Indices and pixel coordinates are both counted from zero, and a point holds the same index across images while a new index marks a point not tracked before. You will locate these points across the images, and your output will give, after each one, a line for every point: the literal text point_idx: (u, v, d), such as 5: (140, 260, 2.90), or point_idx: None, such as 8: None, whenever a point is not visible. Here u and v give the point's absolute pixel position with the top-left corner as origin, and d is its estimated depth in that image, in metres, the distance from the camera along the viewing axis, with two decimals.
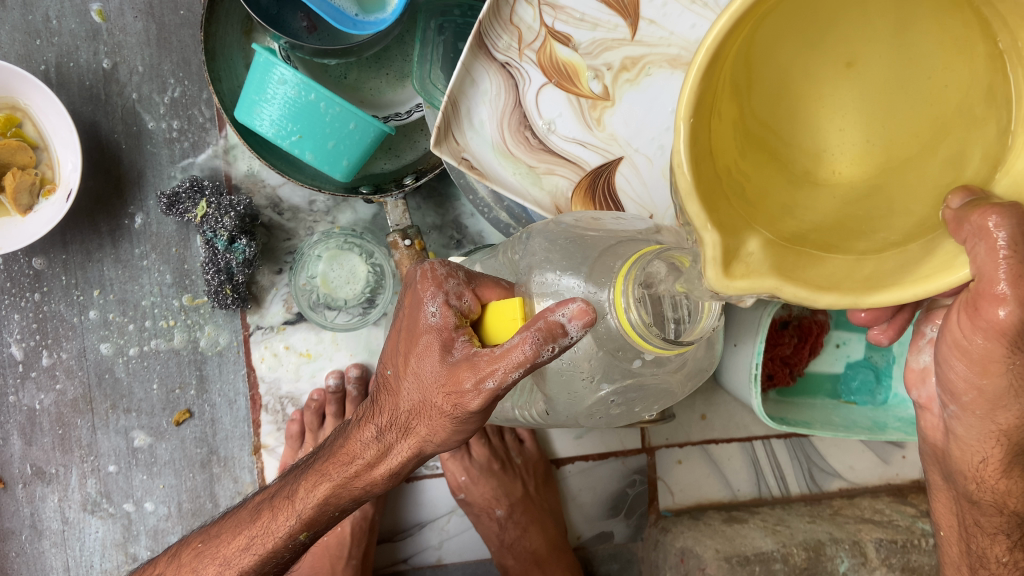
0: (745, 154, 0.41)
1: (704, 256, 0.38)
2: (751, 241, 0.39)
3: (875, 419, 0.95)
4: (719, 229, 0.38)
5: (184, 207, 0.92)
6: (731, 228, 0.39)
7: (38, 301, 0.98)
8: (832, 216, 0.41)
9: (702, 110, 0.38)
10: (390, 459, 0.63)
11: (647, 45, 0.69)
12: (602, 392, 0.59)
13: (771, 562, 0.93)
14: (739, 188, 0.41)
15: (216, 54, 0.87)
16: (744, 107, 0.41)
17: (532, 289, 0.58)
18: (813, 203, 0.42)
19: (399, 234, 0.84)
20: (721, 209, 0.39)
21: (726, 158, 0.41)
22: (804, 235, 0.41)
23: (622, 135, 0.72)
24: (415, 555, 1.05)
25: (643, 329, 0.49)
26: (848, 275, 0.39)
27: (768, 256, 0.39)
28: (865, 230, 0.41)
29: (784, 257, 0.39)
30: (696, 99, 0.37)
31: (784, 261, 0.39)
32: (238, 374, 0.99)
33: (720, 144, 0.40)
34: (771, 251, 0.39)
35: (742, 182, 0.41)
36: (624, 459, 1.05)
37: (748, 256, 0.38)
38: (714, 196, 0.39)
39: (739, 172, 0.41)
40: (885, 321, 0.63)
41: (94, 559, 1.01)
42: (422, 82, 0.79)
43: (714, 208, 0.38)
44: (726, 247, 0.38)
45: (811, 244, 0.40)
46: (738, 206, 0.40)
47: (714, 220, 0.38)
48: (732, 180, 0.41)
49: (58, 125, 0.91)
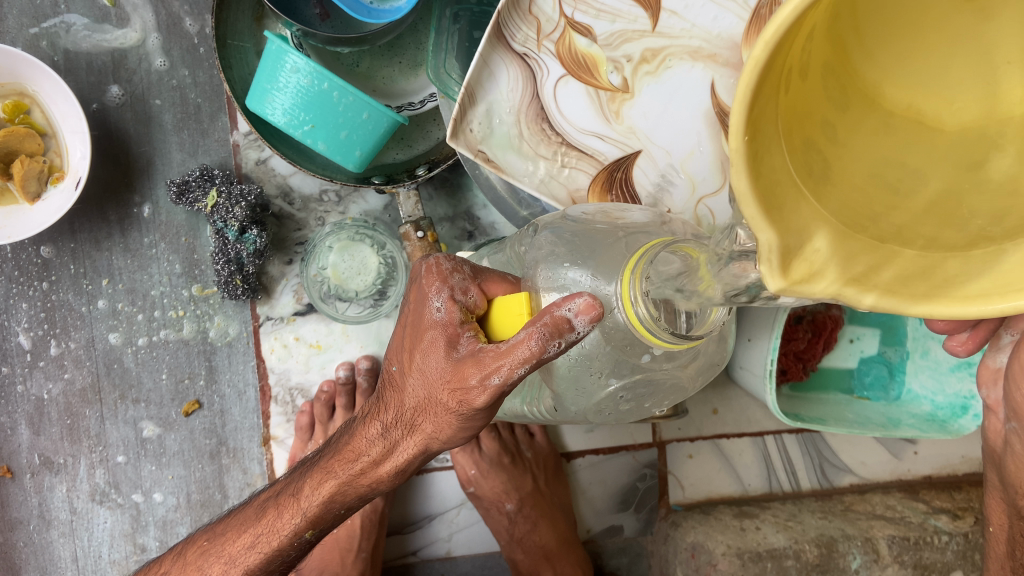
0: (816, 112, 0.34)
1: (760, 255, 0.32)
2: (818, 235, 0.33)
3: (888, 415, 0.93)
4: (782, 230, 0.32)
5: (193, 196, 0.90)
6: (795, 218, 0.32)
7: (46, 290, 0.97)
8: (906, 186, 0.35)
9: (770, 87, 0.30)
10: (395, 456, 0.62)
11: (668, 37, 0.67)
12: (611, 388, 0.57)
13: (783, 559, 0.94)
14: (815, 149, 0.34)
15: (227, 41, 0.85)
16: (819, 53, 0.34)
17: (540, 283, 0.55)
18: (889, 166, 0.35)
19: (411, 225, 0.83)
20: (787, 197, 0.32)
21: (795, 126, 0.33)
22: (877, 213, 0.35)
23: (641, 128, 0.70)
24: (424, 547, 1.05)
25: (651, 323, 0.46)
26: (923, 274, 0.33)
27: (834, 254, 0.33)
28: (945, 208, 0.34)
29: (852, 251, 0.34)
30: (764, 84, 0.29)
31: (851, 258, 0.33)
32: (247, 365, 0.98)
33: (791, 106, 0.33)
34: (839, 242, 0.33)
35: (816, 143, 0.34)
36: (635, 454, 1.04)
37: (813, 254, 0.33)
38: (781, 183, 0.32)
39: (810, 135, 0.34)
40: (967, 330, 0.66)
41: (103, 550, 1.01)
42: (437, 72, 0.78)
43: (780, 197, 0.32)
44: (785, 246, 0.32)
45: (885, 227, 0.34)
46: (810, 180, 0.33)
47: (778, 218, 0.32)
48: (809, 143, 0.34)
49: (67, 112, 0.90)
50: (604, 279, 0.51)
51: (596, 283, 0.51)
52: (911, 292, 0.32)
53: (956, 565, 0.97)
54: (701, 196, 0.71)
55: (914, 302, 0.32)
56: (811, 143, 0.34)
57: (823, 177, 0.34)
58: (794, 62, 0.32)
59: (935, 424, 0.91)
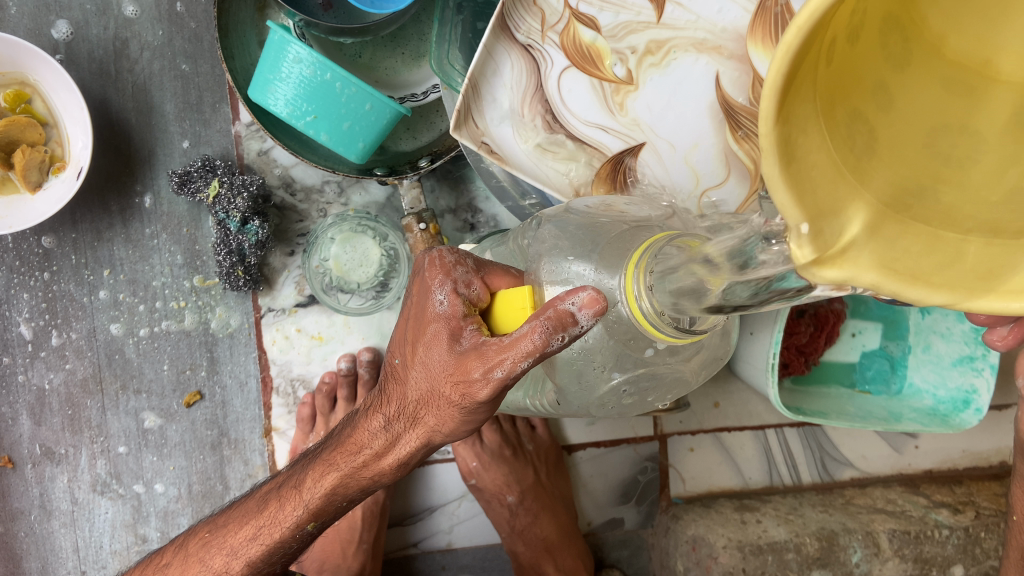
0: (863, 80, 0.34)
1: (791, 237, 0.31)
2: (854, 219, 0.32)
3: (890, 409, 0.93)
4: (816, 216, 0.31)
5: (195, 186, 0.90)
6: (831, 202, 0.31)
7: (47, 280, 0.97)
8: (957, 162, 0.34)
9: (810, 66, 0.30)
10: (398, 449, 0.62)
11: (673, 29, 0.67)
12: (614, 382, 0.56)
13: (784, 552, 0.93)
14: (859, 122, 0.34)
15: (229, 31, 0.85)
16: (872, 16, 0.33)
17: (542, 276, 0.55)
18: (939, 136, 0.34)
19: (413, 217, 0.83)
20: (824, 179, 0.32)
21: (838, 100, 0.33)
22: (925, 188, 0.33)
23: (645, 121, 0.69)
24: (425, 539, 1.05)
25: (656, 317, 0.47)
26: (964, 259, 0.32)
27: (873, 238, 0.32)
28: (988, 185, 0.33)
29: (892, 233, 0.32)
30: (802, 63, 0.28)
31: (891, 243, 0.32)
32: (249, 356, 0.98)
33: (835, 76, 0.32)
34: (878, 224, 0.32)
35: (864, 117, 0.34)
36: (636, 446, 1.05)
37: (850, 238, 0.32)
38: (820, 164, 0.31)
39: (853, 108, 0.34)
40: (1003, 325, 0.67)
41: (104, 540, 1.01)
42: (439, 61, 0.77)
43: (815, 180, 0.31)
44: (818, 229, 0.31)
45: (931, 208, 0.33)
46: (848, 157, 0.33)
47: (813, 204, 0.31)
48: (854, 114, 0.34)
49: (68, 102, 0.89)
50: (607, 272, 0.51)
51: (600, 277, 0.51)
52: (948, 283, 0.31)
53: (957, 558, 0.97)
54: (706, 189, 0.71)
55: (955, 296, 0.31)
56: (857, 116, 0.34)
57: (867, 153, 0.33)
58: (842, 34, 0.31)
59: (937, 418, 0.91)
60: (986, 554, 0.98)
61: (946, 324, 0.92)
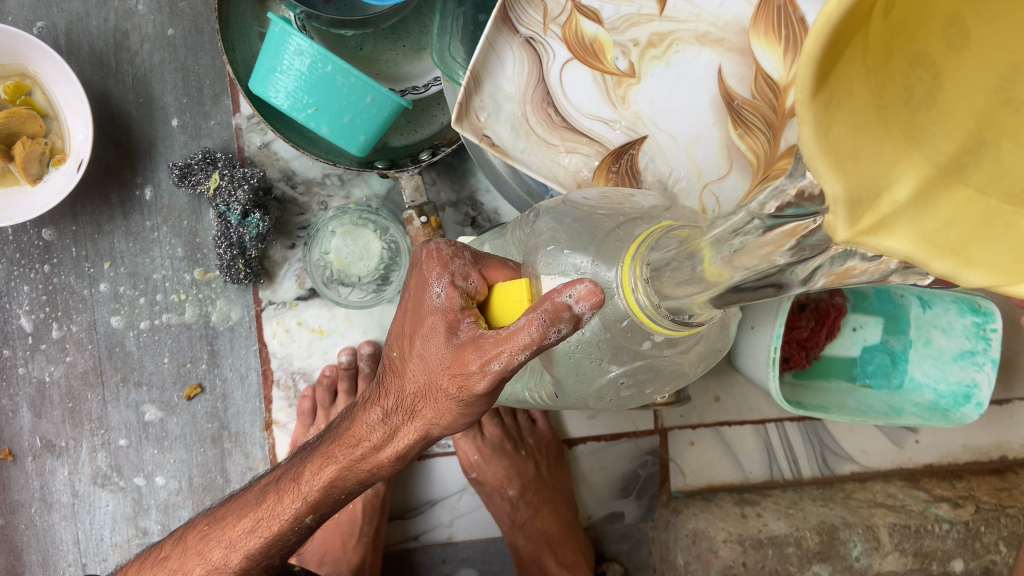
0: (933, 15, 0.27)
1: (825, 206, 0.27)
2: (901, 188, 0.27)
3: (890, 404, 0.94)
4: (854, 182, 0.26)
5: (195, 179, 0.90)
6: (874, 168, 0.27)
7: (48, 272, 0.97)
8: None
9: (855, 16, 0.25)
10: (396, 441, 0.62)
11: (676, 21, 0.67)
12: (612, 374, 0.56)
13: (784, 546, 0.94)
14: (925, 61, 0.27)
15: (230, 23, 0.84)
16: None
17: (541, 268, 0.54)
18: None
19: (415, 210, 0.84)
20: (869, 139, 0.26)
21: (894, 44, 0.27)
22: (1004, 144, 0.27)
23: (647, 114, 0.69)
24: (426, 533, 1.05)
25: (652, 311, 0.46)
26: None
27: (921, 209, 0.27)
28: None
29: (946, 205, 0.27)
30: (842, 24, 0.24)
31: (943, 215, 0.27)
32: (249, 349, 0.98)
33: (892, 17, 0.27)
34: (933, 191, 0.27)
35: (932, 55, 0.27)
36: (637, 440, 1.05)
37: (892, 207, 0.27)
38: (866, 120, 0.26)
39: (918, 45, 0.27)
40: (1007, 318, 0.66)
41: (104, 533, 1.01)
42: (442, 55, 0.76)
43: (856, 143, 0.26)
44: (855, 201, 0.27)
45: (1009, 171, 0.27)
46: (902, 109, 0.27)
47: (852, 170, 0.26)
48: (917, 50, 0.27)
49: (69, 93, 0.89)
50: (604, 264, 0.50)
51: (597, 269, 0.51)
52: (1001, 269, 0.27)
53: (957, 553, 0.97)
54: (707, 182, 0.70)
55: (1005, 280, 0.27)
56: (921, 55, 0.27)
57: (928, 104, 0.27)
58: None
59: (937, 413, 0.92)
60: (986, 548, 0.98)
61: (947, 318, 0.92)
